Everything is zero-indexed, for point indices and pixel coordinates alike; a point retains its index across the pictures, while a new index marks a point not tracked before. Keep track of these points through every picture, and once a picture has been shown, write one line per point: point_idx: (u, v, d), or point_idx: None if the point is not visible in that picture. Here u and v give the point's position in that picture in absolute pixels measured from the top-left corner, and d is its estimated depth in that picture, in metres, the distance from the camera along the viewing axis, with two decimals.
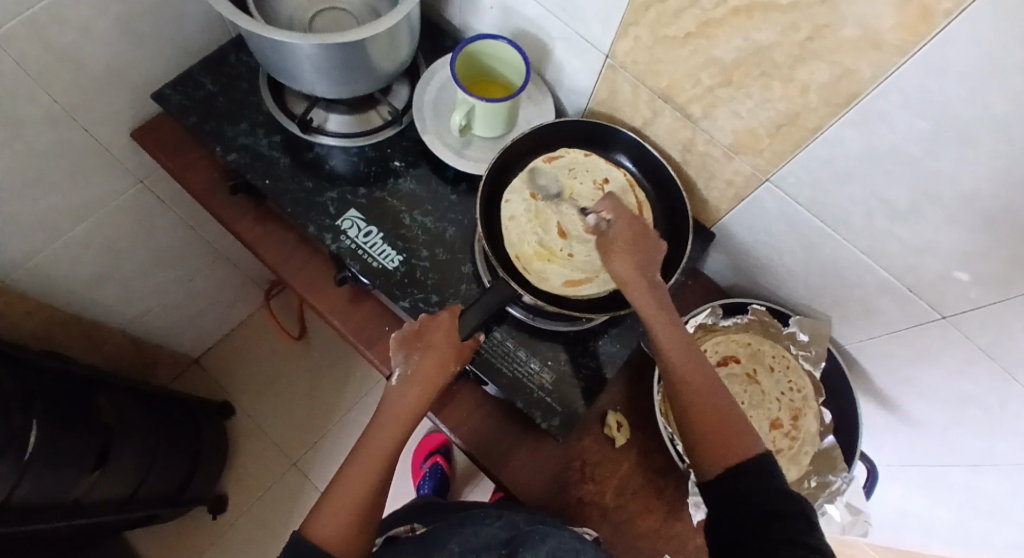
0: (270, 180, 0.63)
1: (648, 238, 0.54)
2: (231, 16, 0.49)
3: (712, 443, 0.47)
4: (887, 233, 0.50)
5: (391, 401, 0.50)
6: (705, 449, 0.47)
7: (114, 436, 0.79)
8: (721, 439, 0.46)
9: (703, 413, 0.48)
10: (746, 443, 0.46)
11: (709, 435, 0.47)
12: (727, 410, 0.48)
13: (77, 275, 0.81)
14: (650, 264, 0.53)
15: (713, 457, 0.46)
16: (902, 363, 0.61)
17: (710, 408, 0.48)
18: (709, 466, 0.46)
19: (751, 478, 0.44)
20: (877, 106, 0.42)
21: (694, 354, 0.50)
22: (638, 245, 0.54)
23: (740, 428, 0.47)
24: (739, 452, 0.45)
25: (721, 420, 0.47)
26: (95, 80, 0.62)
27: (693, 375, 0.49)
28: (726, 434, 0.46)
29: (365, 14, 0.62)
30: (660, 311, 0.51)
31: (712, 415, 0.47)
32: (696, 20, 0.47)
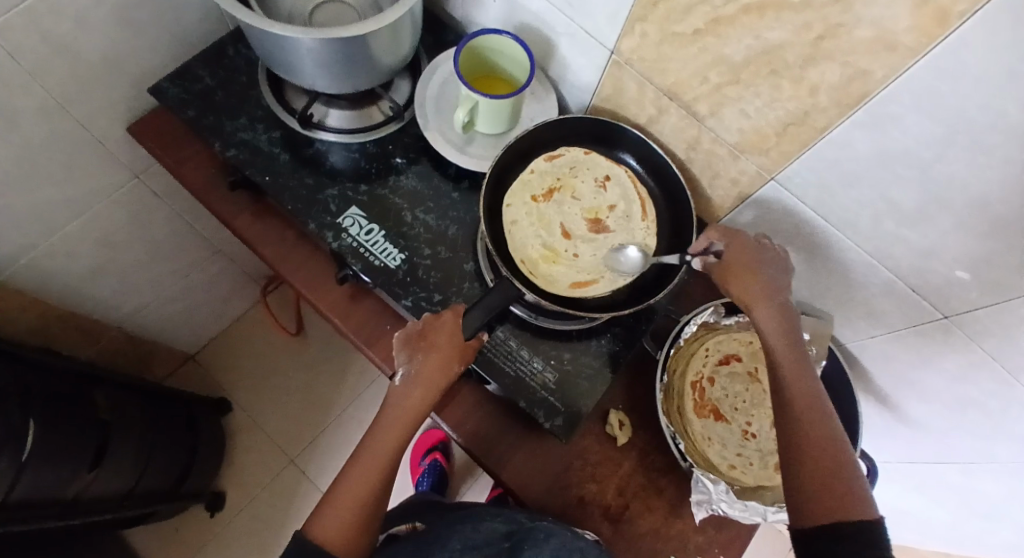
0: (270, 177, 0.62)
1: (769, 262, 0.53)
2: (231, 9, 0.48)
3: (816, 495, 0.43)
4: (894, 235, 0.50)
5: (394, 402, 0.50)
6: (806, 497, 0.44)
7: (111, 434, 0.78)
8: (829, 493, 0.43)
9: (812, 463, 0.45)
10: (858, 504, 0.42)
11: (814, 484, 0.44)
12: (842, 464, 0.44)
13: (73, 271, 0.79)
14: (779, 292, 0.52)
15: (815, 508, 0.43)
16: (903, 364, 0.62)
17: (823, 455, 0.45)
18: (808, 516, 0.43)
19: (858, 541, 0.40)
20: (888, 108, 0.41)
21: (813, 392, 0.47)
22: (767, 275, 0.52)
23: (851, 486, 0.43)
24: (847, 509, 0.42)
25: (831, 472, 0.44)
26: (89, 72, 0.61)
27: (812, 420, 0.46)
28: (838, 488, 0.43)
29: (367, 8, 0.61)
30: (782, 340, 0.50)
31: (820, 462, 0.44)
32: (706, 18, 0.46)
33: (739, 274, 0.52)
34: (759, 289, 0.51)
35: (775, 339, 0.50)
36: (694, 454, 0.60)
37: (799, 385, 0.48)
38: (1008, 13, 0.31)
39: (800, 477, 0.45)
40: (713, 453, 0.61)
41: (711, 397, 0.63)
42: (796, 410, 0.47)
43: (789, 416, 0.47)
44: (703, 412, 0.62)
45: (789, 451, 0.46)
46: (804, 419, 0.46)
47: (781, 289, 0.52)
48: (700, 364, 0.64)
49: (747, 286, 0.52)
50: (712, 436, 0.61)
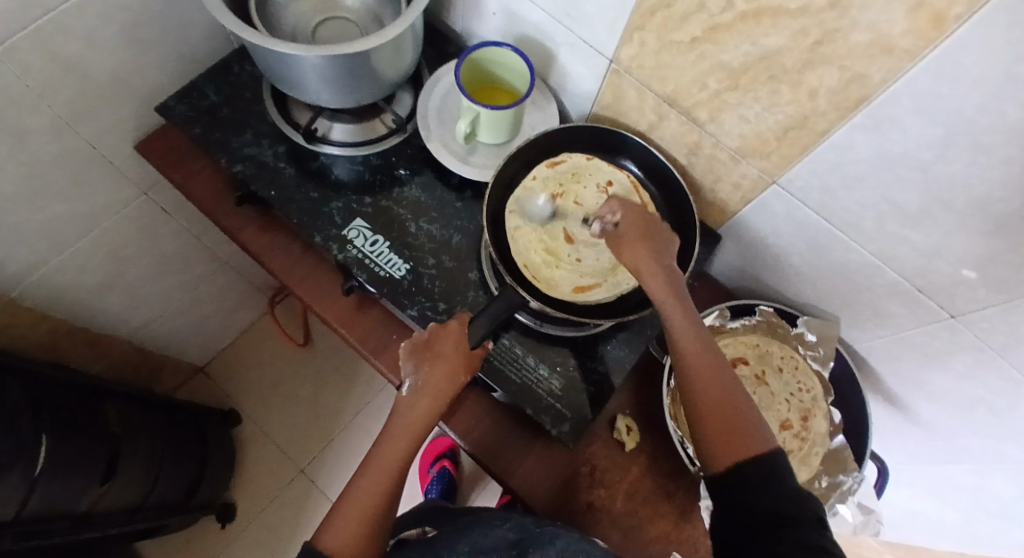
0: (275, 191, 0.63)
1: (662, 233, 0.56)
2: (236, 28, 0.49)
3: (719, 435, 0.46)
4: (897, 235, 0.50)
5: (402, 412, 0.50)
6: (709, 439, 0.46)
7: (121, 447, 0.79)
8: (727, 434, 0.46)
9: (715, 404, 0.47)
10: (756, 437, 0.45)
11: (715, 425, 0.46)
12: (738, 401, 0.47)
13: (82, 286, 0.80)
14: (666, 259, 0.54)
15: (720, 451, 0.46)
16: (909, 364, 0.62)
17: (721, 401, 0.47)
18: (715, 459, 0.46)
19: (761, 477, 0.43)
20: (887, 110, 0.42)
21: (705, 344, 0.50)
22: (643, 238, 0.55)
23: (748, 424, 0.46)
24: (745, 445, 0.45)
25: (728, 409, 0.47)
26: (98, 92, 0.62)
27: (702, 361, 0.49)
28: (736, 427, 0.46)
29: (368, 23, 0.62)
30: (671, 301, 0.52)
31: (719, 407, 0.47)
32: (704, 25, 0.47)
33: (621, 243, 0.55)
34: (634, 264, 0.54)
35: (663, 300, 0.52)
36: None
37: (693, 338, 0.50)
38: (1004, 15, 0.32)
39: (703, 419, 0.47)
40: None
41: None
42: (688, 356, 0.50)
43: (683, 367, 0.50)
44: None
45: (693, 397, 0.48)
46: (697, 364, 0.49)
47: (666, 254, 0.54)
48: None
49: (625, 252, 0.55)
50: None
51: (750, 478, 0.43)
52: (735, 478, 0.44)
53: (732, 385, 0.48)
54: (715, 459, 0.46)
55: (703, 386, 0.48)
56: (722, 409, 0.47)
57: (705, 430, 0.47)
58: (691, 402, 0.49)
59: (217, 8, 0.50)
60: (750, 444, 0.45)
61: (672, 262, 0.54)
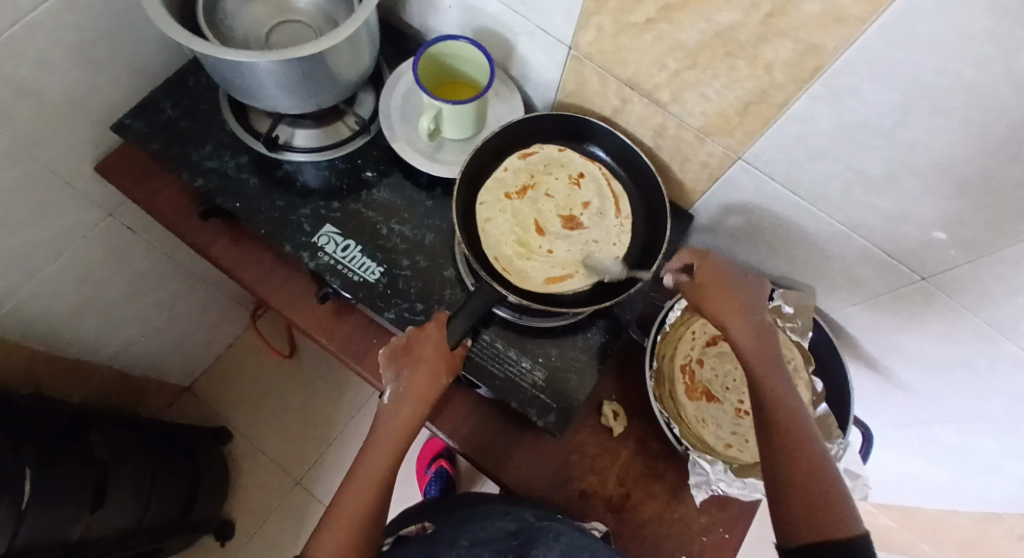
0: (240, 203, 0.61)
1: (742, 282, 0.53)
2: (183, 39, 0.48)
3: (805, 508, 0.43)
4: (864, 202, 0.50)
5: (385, 418, 0.50)
6: (795, 510, 0.43)
7: (109, 472, 0.77)
8: (818, 510, 0.42)
9: (802, 476, 0.44)
10: (843, 521, 0.41)
11: (800, 497, 0.43)
12: (824, 475, 0.44)
13: (55, 314, 0.79)
14: (754, 314, 0.52)
15: (804, 523, 0.42)
16: (886, 327, 0.63)
17: (811, 471, 0.44)
18: (795, 528, 0.43)
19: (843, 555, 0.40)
20: (844, 80, 0.42)
21: (791, 413, 0.47)
22: (730, 295, 0.51)
23: (836, 500, 0.42)
24: (835, 525, 0.41)
25: (818, 482, 0.43)
26: (50, 116, 0.60)
27: (791, 428, 0.46)
28: (828, 503, 0.42)
29: (323, 25, 0.61)
30: (757, 359, 0.49)
31: (808, 478, 0.44)
32: (657, 6, 0.47)
33: (713, 299, 0.52)
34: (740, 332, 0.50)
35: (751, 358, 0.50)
36: (689, 437, 0.60)
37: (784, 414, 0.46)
38: None
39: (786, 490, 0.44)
40: (708, 435, 0.61)
41: (701, 379, 0.63)
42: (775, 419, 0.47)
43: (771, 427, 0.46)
44: (695, 394, 0.63)
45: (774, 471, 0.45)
46: (786, 438, 0.45)
47: (755, 308, 0.52)
48: (688, 347, 0.64)
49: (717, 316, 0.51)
50: (706, 418, 0.62)
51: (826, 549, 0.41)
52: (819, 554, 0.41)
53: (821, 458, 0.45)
54: (798, 531, 0.42)
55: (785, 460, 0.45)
56: (810, 475, 0.44)
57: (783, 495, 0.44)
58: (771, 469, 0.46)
59: (162, 19, 0.48)
60: (838, 520, 0.41)
61: (758, 315, 0.52)
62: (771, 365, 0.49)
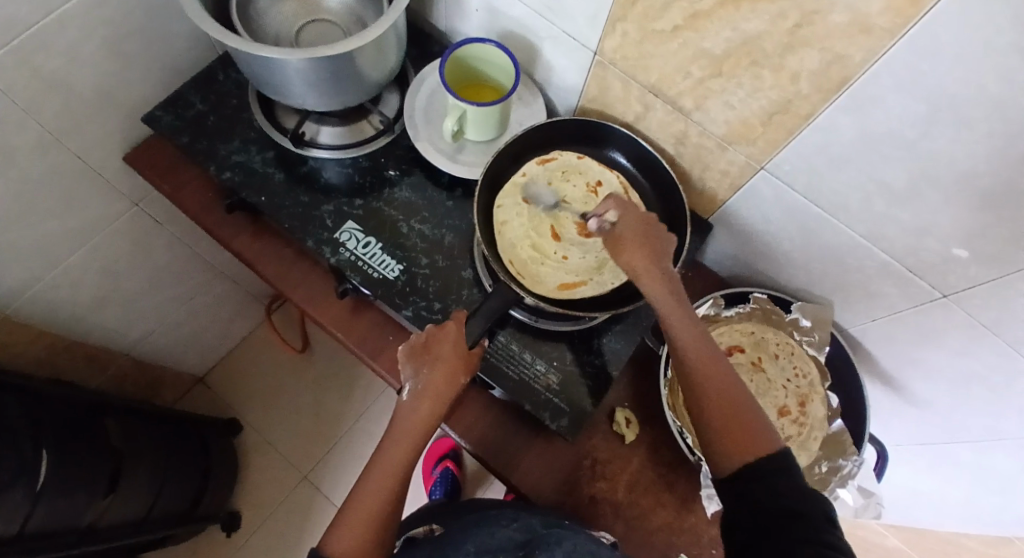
0: (265, 197, 0.62)
1: (658, 231, 0.53)
2: (218, 34, 0.49)
3: (728, 437, 0.43)
4: (886, 215, 0.50)
5: (402, 416, 0.50)
6: (720, 440, 0.44)
7: (124, 460, 0.78)
8: (741, 438, 0.43)
9: (722, 405, 0.44)
10: (765, 440, 0.43)
11: (722, 425, 0.44)
12: (744, 404, 0.45)
13: (77, 302, 0.80)
14: (664, 257, 0.51)
15: (728, 450, 0.43)
16: (904, 342, 0.62)
17: (730, 399, 0.44)
18: (723, 459, 0.43)
19: (768, 476, 0.41)
20: (871, 91, 0.42)
21: (707, 345, 0.47)
22: (637, 242, 0.51)
23: (757, 424, 0.43)
24: (756, 449, 0.42)
25: (738, 412, 0.44)
26: (83, 106, 0.62)
27: (708, 360, 0.46)
28: (749, 429, 0.43)
29: (352, 24, 0.62)
30: (673, 300, 0.49)
31: (729, 404, 0.44)
32: (683, 14, 0.47)
33: (619, 248, 0.52)
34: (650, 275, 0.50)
35: (667, 300, 0.49)
36: (702, 447, 0.60)
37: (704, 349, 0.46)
38: None
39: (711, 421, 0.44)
40: None
41: None
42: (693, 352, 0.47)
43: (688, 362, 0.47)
44: None
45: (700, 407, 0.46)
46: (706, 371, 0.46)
47: (666, 254, 0.52)
48: None
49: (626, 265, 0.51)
50: None
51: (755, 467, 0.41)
52: (745, 478, 0.42)
53: (738, 387, 0.45)
54: (725, 459, 0.43)
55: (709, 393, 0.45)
56: (732, 406, 0.44)
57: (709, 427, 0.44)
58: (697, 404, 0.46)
59: (198, 15, 0.50)
60: (762, 442, 0.43)
61: (666, 256, 0.52)
62: (686, 302, 0.49)
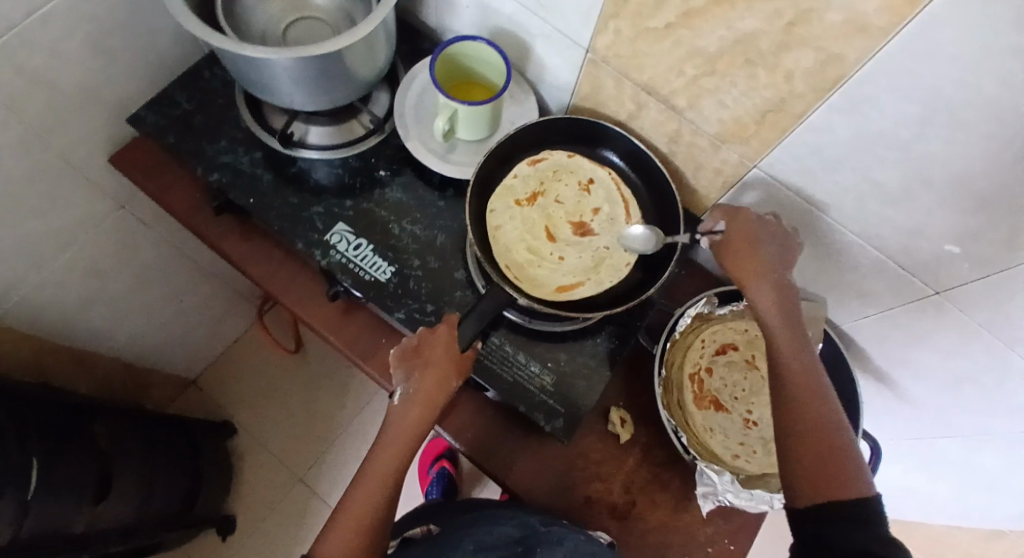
0: (253, 199, 0.61)
1: (773, 237, 0.52)
2: (203, 34, 0.48)
3: (814, 470, 0.42)
4: (880, 216, 0.50)
5: (393, 420, 0.50)
6: (802, 473, 0.43)
7: (114, 466, 0.77)
8: (828, 474, 0.42)
9: (813, 438, 0.43)
10: (855, 484, 0.41)
11: (810, 463, 0.43)
12: (838, 442, 0.43)
13: (64, 305, 0.79)
14: (781, 273, 0.51)
15: (808, 483, 0.42)
16: (897, 341, 0.62)
17: (823, 433, 0.43)
18: (801, 492, 0.43)
19: (849, 519, 0.40)
20: (867, 91, 0.41)
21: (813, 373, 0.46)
22: (773, 266, 0.51)
23: (852, 466, 0.42)
24: (842, 492, 0.41)
25: (830, 449, 0.43)
26: (64, 106, 0.61)
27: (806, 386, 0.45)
28: (840, 469, 0.42)
29: (340, 21, 0.60)
30: (778, 316, 0.49)
31: (819, 438, 0.43)
32: (677, 11, 0.47)
33: (741, 271, 0.51)
34: (792, 298, 0.50)
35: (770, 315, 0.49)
36: (697, 447, 0.60)
37: (800, 384, 0.45)
38: None
39: (794, 457, 0.44)
40: (716, 444, 0.60)
41: (710, 389, 0.63)
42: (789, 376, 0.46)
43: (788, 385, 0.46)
44: (703, 403, 0.62)
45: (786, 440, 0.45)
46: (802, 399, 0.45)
47: (783, 267, 0.51)
48: (698, 355, 0.64)
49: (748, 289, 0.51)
50: (713, 428, 0.61)
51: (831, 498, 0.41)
52: (822, 516, 0.41)
53: (837, 423, 0.44)
54: (801, 492, 0.43)
55: (799, 428, 0.44)
56: (824, 442, 0.43)
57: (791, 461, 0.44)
58: (782, 437, 0.45)
59: (182, 13, 0.49)
60: (850, 485, 0.41)
61: (787, 274, 0.51)
62: (796, 323, 0.49)
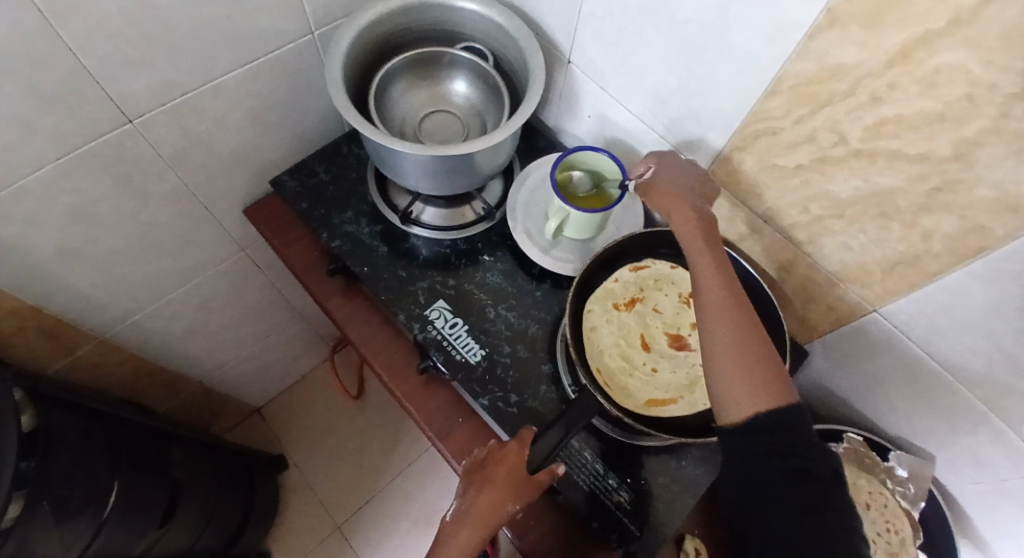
0: (367, 268, 0.65)
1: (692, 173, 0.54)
2: (356, 123, 0.53)
3: (747, 384, 0.43)
4: (1015, 388, 0.46)
5: (444, 537, 0.49)
6: (738, 390, 0.43)
7: (180, 492, 0.80)
8: (762, 385, 0.43)
9: (746, 353, 0.44)
10: (783, 386, 0.44)
11: (743, 378, 0.43)
12: (760, 334, 0.45)
13: (171, 331, 0.85)
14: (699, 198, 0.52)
15: (745, 397, 0.43)
16: (1018, 518, 0.56)
17: (750, 337, 0.45)
18: (739, 404, 0.43)
19: (775, 431, 0.42)
20: (1014, 268, 0.40)
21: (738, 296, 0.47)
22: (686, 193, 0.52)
23: (778, 369, 0.44)
24: (776, 394, 0.43)
25: (760, 353, 0.44)
26: (219, 163, 0.68)
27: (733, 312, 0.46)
28: (769, 371, 0.44)
29: (471, 117, 0.66)
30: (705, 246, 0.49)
31: (750, 353, 0.44)
32: (811, 155, 0.47)
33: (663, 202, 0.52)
34: (702, 206, 0.51)
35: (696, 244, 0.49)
36: None
37: (725, 300, 0.46)
38: None
39: (726, 363, 0.44)
40: None
41: None
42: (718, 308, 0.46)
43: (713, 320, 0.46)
44: None
45: (713, 340, 0.45)
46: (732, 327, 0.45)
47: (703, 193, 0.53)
48: None
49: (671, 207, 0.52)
50: None
51: (768, 442, 0.42)
52: (752, 435, 0.42)
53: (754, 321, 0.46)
54: (739, 409, 0.43)
55: (724, 328, 0.45)
56: (754, 354, 0.44)
57: (726, 378, 0.44)
58: (708, 351, 0.46)
59: (342, 102, 0.54)
60: (779, 388, 0.43)
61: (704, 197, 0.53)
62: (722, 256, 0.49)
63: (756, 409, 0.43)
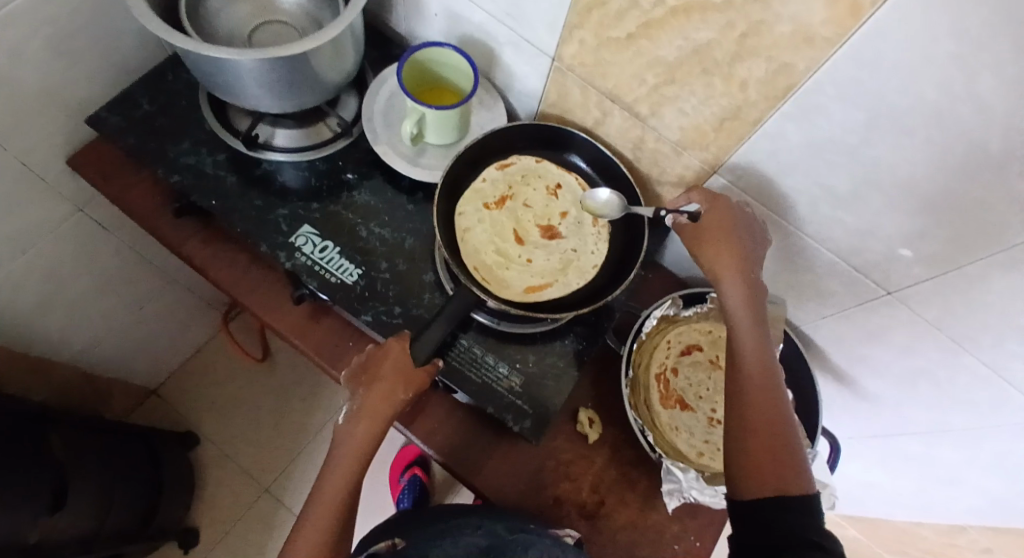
0: (216, 201, 0.60)
1: (747, 227, 0.53)
2: (165, 35, 0.47)
3: (758, 466, 0.44)
4: (833, 218, 0.52)
5: (342, 439, 0.49)
6: (749, 470, 0.44)
7: (69, 474, 0.74)
8: (771, 470, 0.43)
9: (762, 435, 0.45)
10: (797, 478, 0.43)
11: (757, 457, 0.44)
12: (782, 417, 0.46)
13: (17, 311, 0.76)
14: (752, 265, 0.52)
15: (753, 479, 0.43)
16: (854, 341, 0.64)
17: (769, 417, 0.45)
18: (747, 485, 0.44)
19: (789, 510, 0.41)
20: (816, 100, 0.44)
21: (771, 375, 0.48)
22: (739, 252, 0.52)
23: (794, 460, 0.43)
24: (787, 483, 0.42)
25: (775, 438, 0.44)
26: (24, 108, 0.59)
27: (760, 388, 0.47)
28: (783, 460, 0.43)
29: (307, 25, 0.61)
30: (745, 310, 0.50)
31: (766, 433, 0.45)
32: (638, 21, 0.48)
33: (711, 254, 0.52)
34: (754, 273, 0.51)
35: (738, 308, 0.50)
36: (662, 444, 0.61)
37: (759, 376, 0.47)
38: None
39: (740, 440, 0.45)
40: (681, 442, 0.62)
41: (676, 388, 0.64)
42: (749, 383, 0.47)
43: (743, 390, 0.47)
44: (669, 403, 0.63)
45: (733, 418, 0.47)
46: (754, 402, 0.46)
47: (756, 258, 0.52)
48: (663, 356, 0.65)
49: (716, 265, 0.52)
50: (679, 426, 0.63)
51: (775, 513, 0.41)
52: (758, 507, 0.42)
53: (782, 405, 0.46)
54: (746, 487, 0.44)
55: (746, 407, 0.46)
56: (771, 438, 0.44)
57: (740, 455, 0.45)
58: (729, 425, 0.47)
59: (144, 15, 0.48)
60: (792, 478, 0.43)
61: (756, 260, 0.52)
62: (762, 327, 0.50)
63: (766, 493, 0.42)
